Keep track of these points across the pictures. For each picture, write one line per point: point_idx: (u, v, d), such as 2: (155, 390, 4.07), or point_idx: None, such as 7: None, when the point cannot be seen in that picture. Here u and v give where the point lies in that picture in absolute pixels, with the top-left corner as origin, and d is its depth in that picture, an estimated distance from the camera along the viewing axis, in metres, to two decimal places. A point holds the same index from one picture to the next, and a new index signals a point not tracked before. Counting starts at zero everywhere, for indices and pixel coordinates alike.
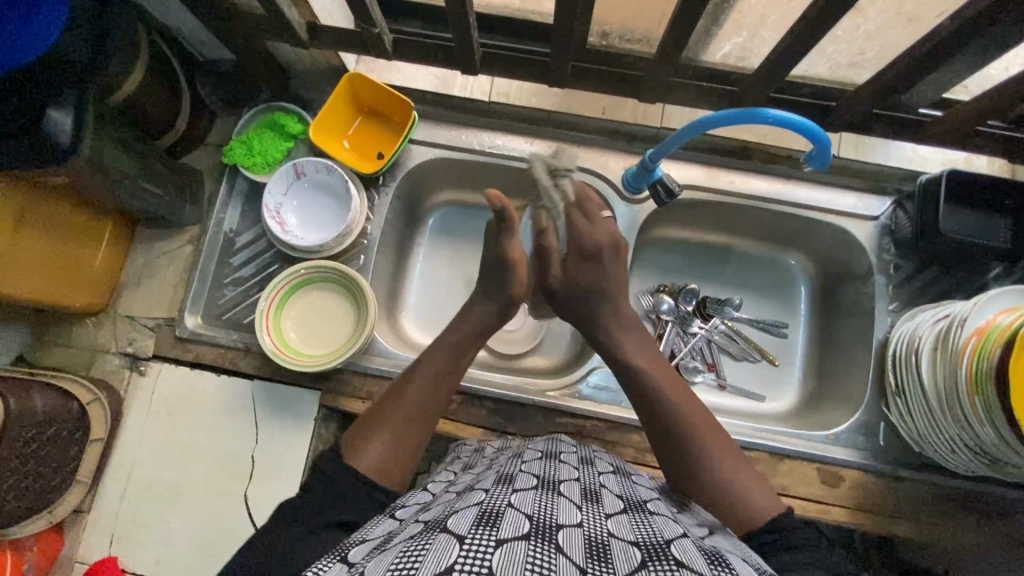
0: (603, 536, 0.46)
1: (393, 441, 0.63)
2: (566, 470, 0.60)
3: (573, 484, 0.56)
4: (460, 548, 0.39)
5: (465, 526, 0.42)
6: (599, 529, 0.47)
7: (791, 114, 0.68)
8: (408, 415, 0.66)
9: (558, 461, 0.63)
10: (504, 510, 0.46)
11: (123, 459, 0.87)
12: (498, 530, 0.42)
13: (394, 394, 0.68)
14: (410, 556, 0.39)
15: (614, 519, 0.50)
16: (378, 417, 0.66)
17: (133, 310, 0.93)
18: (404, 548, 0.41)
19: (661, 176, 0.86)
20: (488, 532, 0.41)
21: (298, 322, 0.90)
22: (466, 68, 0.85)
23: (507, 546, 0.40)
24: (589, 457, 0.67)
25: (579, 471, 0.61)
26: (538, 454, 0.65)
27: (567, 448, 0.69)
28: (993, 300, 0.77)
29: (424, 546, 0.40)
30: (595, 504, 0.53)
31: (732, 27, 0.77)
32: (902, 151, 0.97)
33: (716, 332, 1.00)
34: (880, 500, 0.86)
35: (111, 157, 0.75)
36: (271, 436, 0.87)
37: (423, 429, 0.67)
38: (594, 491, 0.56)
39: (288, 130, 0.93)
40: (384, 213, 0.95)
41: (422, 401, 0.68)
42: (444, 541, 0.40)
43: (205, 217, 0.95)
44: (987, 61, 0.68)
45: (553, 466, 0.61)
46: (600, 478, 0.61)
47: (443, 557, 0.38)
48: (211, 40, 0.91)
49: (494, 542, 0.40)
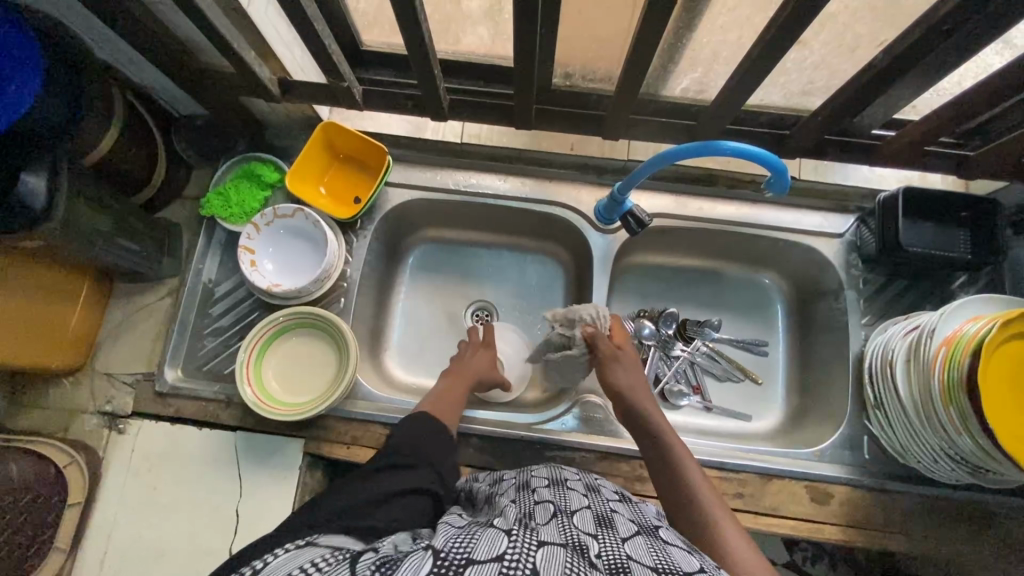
0: (623, 559, 0.46)
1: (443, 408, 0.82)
2: (576, 498, 0.60)
3: (585, 512, 0.56)
4: (509, 540, 0.43)
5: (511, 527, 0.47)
6: (618, 553, 0.47)
7: (750, 145, 0.70)
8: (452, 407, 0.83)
9: (567, 489, 0.63)
10: (539, 527, 0.49)
11: (100, 523, 0.84)
12: (539, 535, 0.45)
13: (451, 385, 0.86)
14: (465, 540, 0.44)
15: (630, 544, 0.50)
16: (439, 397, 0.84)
17: (111, 367, 0.92)
18: (458, 536, 0.45)
19: (631, 208, 0.88)
20: (528, 537, 0.44)
21: (278, 370, 0.89)
22: (435, 114, 0.88)
23: (548, 547, 0.43)
24: (594, 483, 0.67)
25: (588, 499, 0.61)
26: (545, 481, 0.65)
27: (573, 475, 0.69)
28: (961, 312, 0.79)
29: (473, 537, 0.44)
30: (609, 530, 0.53)
31: (687, 63, 0.82)
32: (860, 171, 1.01)
33: (699, 353, 1.02)
34: (872, 516, 0.85)
35: (86, 217, 0.76)
36: (255, 489, 0.86)
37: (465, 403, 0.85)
38: (607, 517, 0.56)
39: (265, 180, 0.95)
40: (363, 255, 0.96)
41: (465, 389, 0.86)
42: (493, 534, 0.45)
43: (183, 269, 0.95)
44: (926, 84, 0.72)
45: (563, 494, 0.61)
46: (610, 504, 0.61)
47: (494, 546, 0.42)
48: (189, 98, 0.93)
49: (537, 542, 0.43)
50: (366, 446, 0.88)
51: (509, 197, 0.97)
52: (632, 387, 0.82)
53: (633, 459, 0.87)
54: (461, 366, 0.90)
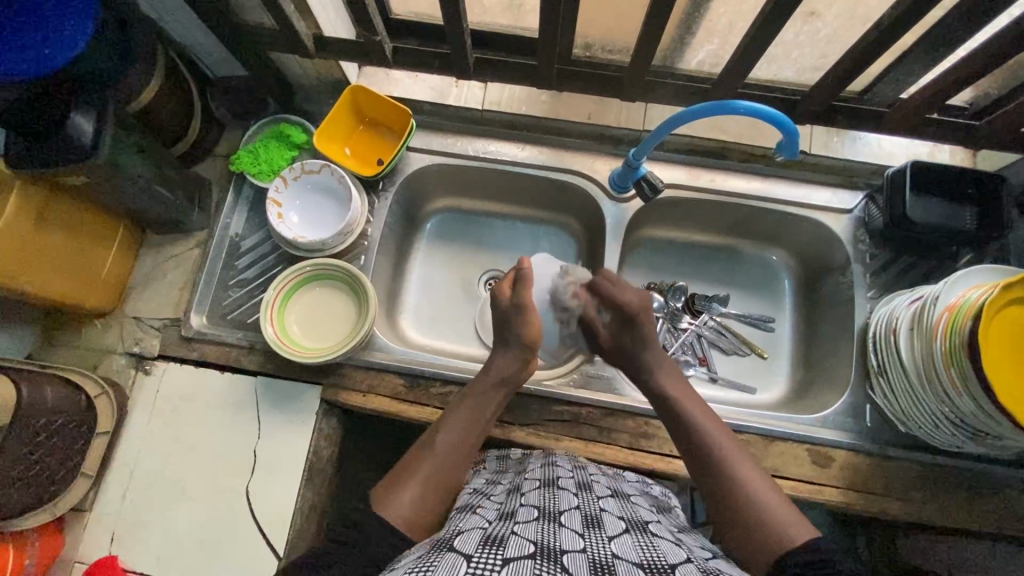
0: (607, 557, 0.49)
1: (423, 486, 0.66)
2: (567, 498, 0.63)
3: (574, 511, 0.60)
4: (466, 567, 0.44)
5: (472, 547, 0.48)
6: (603, 551, 0.51)
7: (763, 105, 0.74)
8: (438, 469, 0.68)
9: (558, 489, 0.66)
10: (508, 536, 0.51)
11: (125, 457, 0.88)
12: (504, 551, 0.47)
13: (430, 439, 0.71)
14: (420, 571, 0.44)
15: (616, 542, 0.54)
16: (409, 466, 0.68)
17: (140, 312, 0.96)
18: (414, 565, 0.46)
19: (645, 173, 0.92)
20: (494, 554, 0.47)
21: (300, 317, 0.93)
22: (461, 74, 0.91)
23: (513, 564, 0.45)
24: (587, 483, 0.71)
25: (578, 499, 0.64)
26: (538, 483, 0.68)
27: (565, 474, 0.72)
28: (963, 282, 0.81)
29: (433, 563, 0.46)
30: (597, 529, 0.56)
31: (704, 35, 0.85)
32: (870, 145, 1.03)
33: (705, 328, 1.03)
34: (871, 480, 0.87)
35: (127, 161, 0.80)
36: (273, 431, 0.89)
37: (454, 469, 0.69)
38: (596, 517, 0.59)
39: (293, 140, 0.98)
40: (383, 215, 1.00)
41: (453, 449, 0.70)
42: (453, 558, 0.46)
43: (212, 222, 0.99)
44: (933, 53, 0.75)
45: (553, 495, 0.64)
46: (600, 503, 0.64)
47: (451, 574, 0.43)
48: (225, 57, 0.98)
49: (500, 562, 0.45)
50: (380, 395, 0.91)
51: (526, 164, 1.00)
52: (663, 385, 0.78)
53: (639, 417, 0.90)
54: (451, 419, 0.74)
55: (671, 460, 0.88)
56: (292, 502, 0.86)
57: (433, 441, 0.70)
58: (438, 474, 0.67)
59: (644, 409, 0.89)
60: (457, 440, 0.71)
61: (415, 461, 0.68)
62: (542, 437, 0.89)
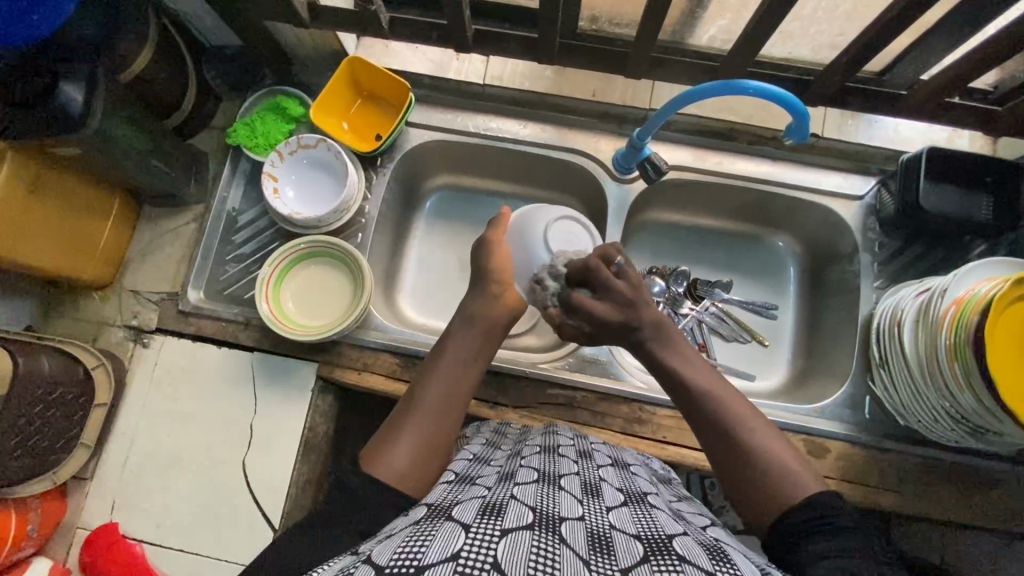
0: (606, 528, 0.49)
1: (413, 442, 0.64)
2: (566, 464, 0.63)
3: (574, 478, 0.59)
4: (465, 537, 0.42)
5: (470, 516, 0.46)
6: (601, 521, 0.50)
7: (772, 86, 0.71)
8: (427, 422, 0.66)
9: (558, 456, 0.65)
10: (507, 503, 0.49)
11: (125, 428, 0.90)
12: (503, 520, 0.45)
13: (413, 393, 0.70)
14: (416, 543, 0.42)
15: (615, 512, 0.53)
16: (398, 424, 0.67)
17: (139, 285, 0.96)
18: (411, 534, 0.44)
19: (649, 154, 0.90)
20: (493, 522, 0.45)
21: (296, 294, 0.93)
22: (460, 47, 0.88)
23: (512, 535, 0.43)
24: (587, 450, 0.70)
25: (578, 466, 0.64)
26: (537, 449, 0.68)
27: (564, 442, 0.72)
28: (975, 273, 0.78)
29: (429, 533, 0.43)
30: (595, 497, 0.56)
31: (715, 10, 0.81)
32: (886, 130, 0.99)
33: (706, 313, 1.01)
34: (867, 472, 0.87)
35: (120, 132, 0.78)
36: (269, 406, 0.90)
37: (445, 423, 0.67)
38: (594, 485, 0.59)
39: (290, 113, 0.96)
40: (380, 191, 0.98)
41: (439, 400, 0.68)
42: (450, 529, 0.44)
43: (208, 196, 0.98)
44: (957, 31, 0.71)
45: (552, 461, 0.63)
46: (599, 472, 0.64)
47: (449, 544, 0.41)
48: (219, 25, 0.95)
49: (499, 532, 0.43)
50: (376, 373, 0.91)
51: (528, 142, 0.98)
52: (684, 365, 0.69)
53: (634, 402, 0.89)
54: (433, 369, 0.71)
55: (663, 446, 0.88)
56: (287, 476, 0.87)
57: (420, 395, 0.69)
58: (427, 428, 0.66)
59: (638, 395, 0.89)
60: (446, 393, 0.69)
61: (402, 420, 0.67)
62: (536, 420, 0.89)
